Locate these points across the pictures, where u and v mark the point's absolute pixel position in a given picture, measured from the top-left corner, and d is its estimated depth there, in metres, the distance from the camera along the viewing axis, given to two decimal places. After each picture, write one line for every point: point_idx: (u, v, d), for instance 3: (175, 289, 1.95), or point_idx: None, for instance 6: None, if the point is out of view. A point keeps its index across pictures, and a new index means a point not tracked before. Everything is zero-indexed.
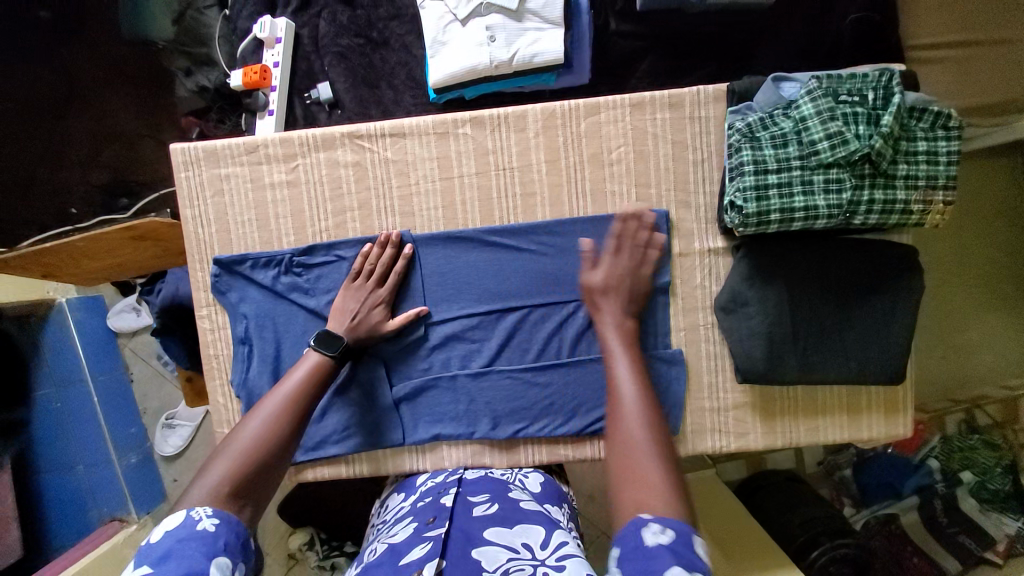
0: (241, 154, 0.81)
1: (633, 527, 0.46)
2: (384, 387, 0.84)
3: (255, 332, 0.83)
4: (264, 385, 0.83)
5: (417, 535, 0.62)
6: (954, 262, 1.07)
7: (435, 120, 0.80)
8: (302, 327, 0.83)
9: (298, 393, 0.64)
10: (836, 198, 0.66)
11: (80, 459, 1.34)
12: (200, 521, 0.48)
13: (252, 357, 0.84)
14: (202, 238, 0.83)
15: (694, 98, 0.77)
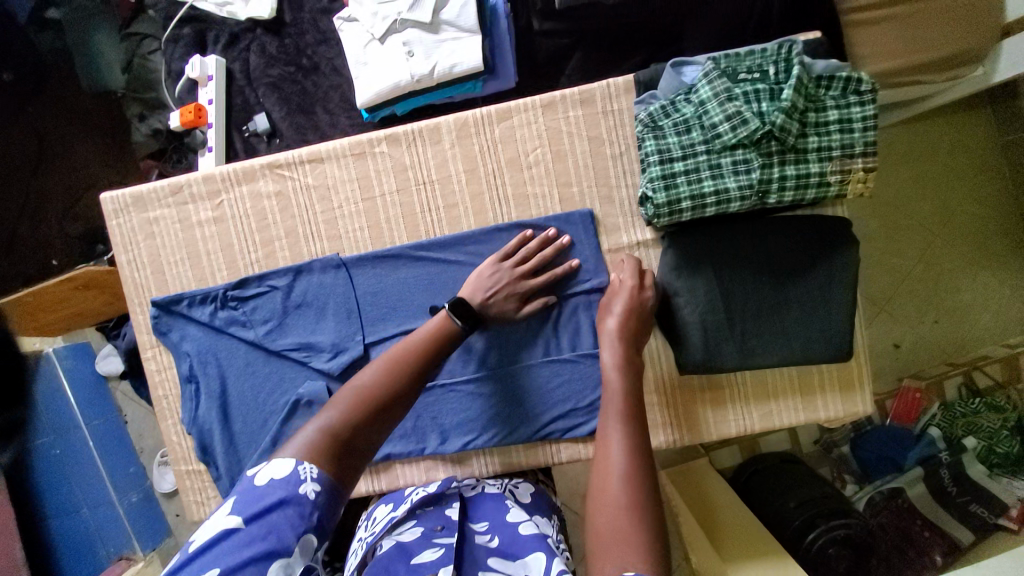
0: (167, 196, 0.83)
1: None
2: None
3: (199, 369, 0.84)
4: (215, 420, 0.84)
5: (424, 539, 0.64)
6: (963, 222, 1.28)
7: (351, 142, 0.80)
8: (245, 359, 0.84)
9: (417, 349, 0.65)
10: (746, 178, 0.65)
11: (84, 502, 1.35)
12: (304, 484, 0.48)
13: (200, 394, 0.85)
14: (139, 282, 0.84)
15: (604, 91, 0.76)
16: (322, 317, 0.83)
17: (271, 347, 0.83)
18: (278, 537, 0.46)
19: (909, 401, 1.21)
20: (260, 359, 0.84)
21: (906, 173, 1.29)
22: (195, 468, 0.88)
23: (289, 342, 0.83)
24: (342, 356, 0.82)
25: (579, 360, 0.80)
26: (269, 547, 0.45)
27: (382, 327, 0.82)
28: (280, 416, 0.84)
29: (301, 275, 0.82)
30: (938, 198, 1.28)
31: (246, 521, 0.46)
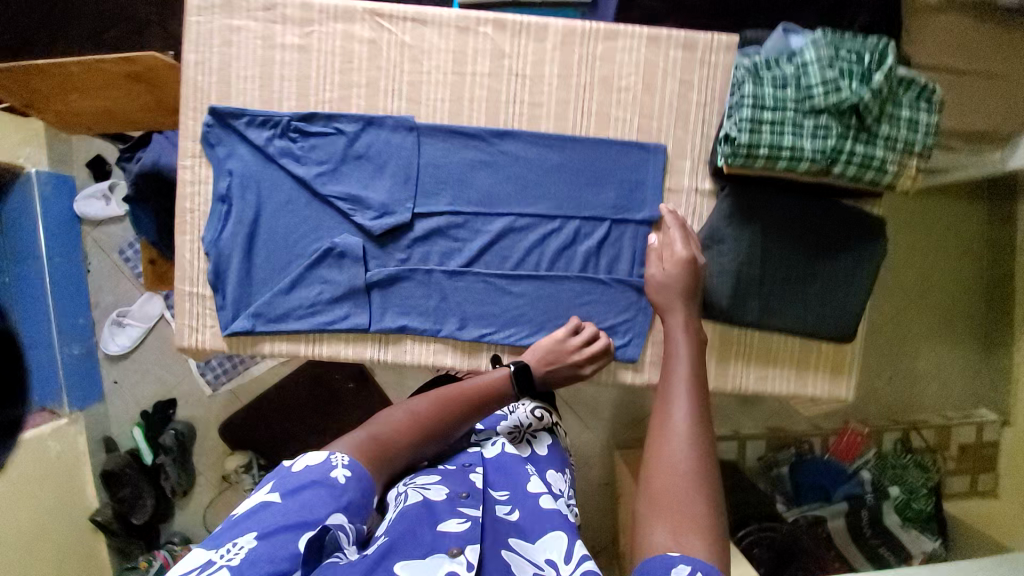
0: (258, 9, 0.80)
1: (661, 561, 0.48)
2: (353, 270, 0.83)
3: (236, 190, 0.82)
4: (236, 247, 0.82)
5: (450, 504, 0.61)
6: (936, 297, 1.35)
7: (459, 15, 0.81)
8: (287, 194, 0.82)
9: (464, 393, 0.74)
10: (822, 143, 0.70)
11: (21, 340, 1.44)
12: (336, 467, 0.59)
13: (229, 216, 0.82)
14: (201, 87, 0.82)
15: (707, 41, 0.81)
16: (376, 175, 0.82)
17: (317, 190, 0.82)
18: (311, 506, 0.54)
19: (849, 442, 1.30)
20: (300, 199, 0.83)
21: (905, 243, 1.34)
22: (198, 292, 0.85)
23: (336, 189, 0.82)
24: (386, 217, 0.82)
25: (609, 284, 0.83)
26: (299, 518, 0.53)
27: (432, 201, 0.83)
28: (307, 259, 0.83)
29: (370, 127, 0.82)
30: (923, 269, 1.35)
31: (283, 496, 0.55)
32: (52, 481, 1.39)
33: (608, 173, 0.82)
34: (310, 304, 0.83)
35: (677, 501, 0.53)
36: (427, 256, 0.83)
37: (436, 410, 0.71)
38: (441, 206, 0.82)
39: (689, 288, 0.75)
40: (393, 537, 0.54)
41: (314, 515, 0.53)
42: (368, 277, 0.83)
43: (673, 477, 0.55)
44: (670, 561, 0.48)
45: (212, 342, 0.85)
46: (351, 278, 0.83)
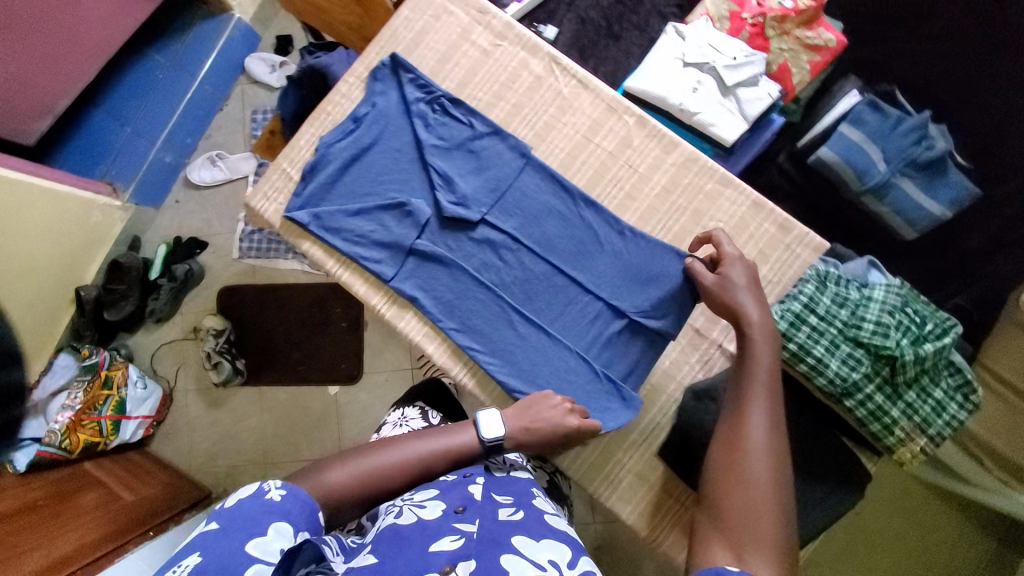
0: (473, 9, 0.95)
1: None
2: (407, 230, 0.91)
3: (367, 118, 0.94)
4: (337, 157, 0.94)
5: (445, 520, 0.70)
6: None
7: (615, 97, 0.90)
8: (401, 145, 0.94)
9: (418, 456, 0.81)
10: (847, 371, 0.75)
11: (131, 125, 1.73)
12: (271, 491, 0.68)
13: (350, 134, 0.94)
14: (397, 36, 0.96)
15: (799, 235, 0.87)
16: (475, 172, 0.92)
17: (425, 154, 0.92)
18: (250, 522, 0.64)
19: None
20: (408, 153, 0.94)
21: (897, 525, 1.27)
22: (288, 172, 0.96)
23: (439, 164, 0.92)
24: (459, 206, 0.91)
25: (597, 376, 0.86)
26: (245, 530, 0.64)
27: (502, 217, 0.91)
28: (382, 201, 0.93)
29: (494, 135, 0.92)
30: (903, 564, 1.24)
31: (223, 524, 0.64)
32: (75, 240, 1.69)
33: (638, 274, 0.87)
34: (358, 233, 0.93)
35: (744, 524, 0.62)
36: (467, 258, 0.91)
37: (397, 466, 0.80)
38: (506, 226, 0.91)
39: (746, 287, 0.76)
40: (386, 561, 0.63)
41: (257, 532, 0.64)
42: (413, 242, 0.91)
43: (742, 500, 0.63)
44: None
45: (271, 215, 0.95)
46: (401, 235, 0.92)
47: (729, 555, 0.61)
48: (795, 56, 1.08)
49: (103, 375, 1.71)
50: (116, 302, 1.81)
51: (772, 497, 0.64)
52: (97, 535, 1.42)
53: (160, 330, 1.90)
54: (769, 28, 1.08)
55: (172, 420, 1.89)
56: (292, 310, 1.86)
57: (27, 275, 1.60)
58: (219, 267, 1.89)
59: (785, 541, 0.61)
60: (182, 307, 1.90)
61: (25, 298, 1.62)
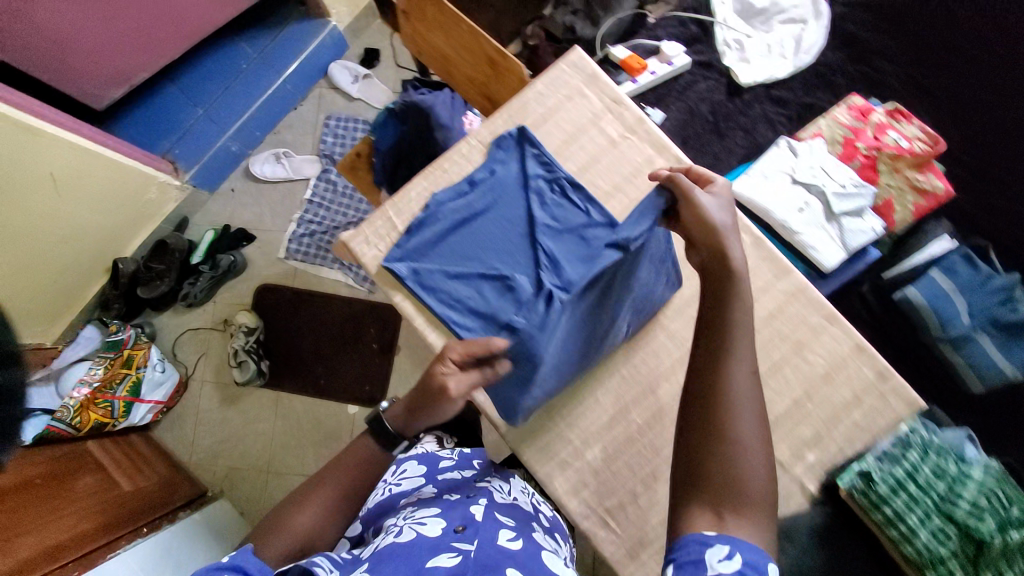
0: (607, 98, 0.96)
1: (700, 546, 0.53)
2: (505, 301, 0.87)
3: (482, 185, 0.93)
4: (446, 219, 0.93)
5: (444, 537, 0.75)
6: None
7: (735, 213, 0.90)
8: (513, 216, 0.92)
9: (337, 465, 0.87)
10: (941, 549, 0.71)
11: (205, 109, 1.72)
12: (236, 551, 0.68)
13: (463, 196, 0.93)
14: (527, 108, 0.96)
15: (895, 385, 0.86)
16: (585, 251, 0.86)
17: (536, 227, 0.89)
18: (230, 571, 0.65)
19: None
20: (518, 224, 0.91)
21: None
22: (393, 220, 0.96)
23: (550, 241, 0.88)
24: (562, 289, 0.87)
25: None
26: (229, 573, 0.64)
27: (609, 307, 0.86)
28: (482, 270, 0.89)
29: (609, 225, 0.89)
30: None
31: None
32: (125, 213, 1.66)
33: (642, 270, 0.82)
34: (454, 297, 0.89)
35: (733, 477, 0.56)
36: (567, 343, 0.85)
37: (329, 488, 0.85)
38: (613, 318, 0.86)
39: (730, 225, 0.65)
40: (390, 562, 0.69)
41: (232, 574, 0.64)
42: (509, 316, 0.86)
43: (730, 451, 0.57)
44: (705, 541, 0.53)
45: (369, 260, 0.94)
46: (497, 306, 0.87)
47: (712, 512, 0.55)
48: (901, 194, 1.10)
49: (125, 353, 1.65)
50: (152, 281, 1.76)
51: (758, 435, 0.58)
52: (88, 527, 1.32)
53: (187, 314, 1.85)
54: (882, 163, 1.11)
55: (182, 408, 1.82)
56: (326, 321, 1.82)
57: (66, 241, 1.54)
58: (262, 264, 1.86)
59: (769, 499, 0.56)
60: (217, 297, 1.86)
61: (60, 262, 1.57)
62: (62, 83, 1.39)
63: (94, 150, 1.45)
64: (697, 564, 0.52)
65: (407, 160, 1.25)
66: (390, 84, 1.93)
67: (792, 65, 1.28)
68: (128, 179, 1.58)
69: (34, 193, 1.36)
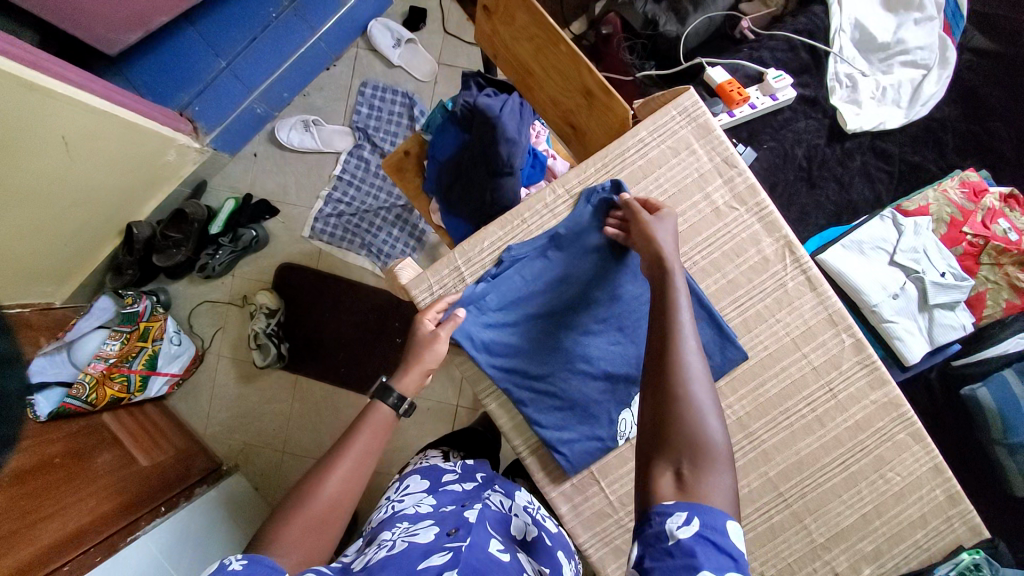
0: (720, 157, 0.84)
1: (658, 517, 0.52)
2: (568, 366, 0.85)
3: (560, 243, 0.86)
4: (519, 277, 0.85)
5: (437, 541, 0.77)
6: None
7: (840, 310, 0.83)
8: (591, 278, 0.85)
9: (359, 445, 0.72)
10: None
11: (226, 61, 1.48)
12: (231, 564, 0.56)
13: (541, 251, 0.86)
14: (625, 160, 0.86)
15: (965, 511, 0.84)
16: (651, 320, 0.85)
17: (609, 295, 0.85)
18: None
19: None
20: (592, 289, 0.85)
21: None
22: (460, 270, 0.91)
23: (620, 307, 0.85)
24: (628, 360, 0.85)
25: None
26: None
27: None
28: (549, 330, 0.85)
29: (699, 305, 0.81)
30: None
31: None
32: (137, 173, 1.48)
33: None
34: (522, 368, 0.85)
35: (680, 441, 0.56)
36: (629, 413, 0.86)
37: (347, 479, 0.69)
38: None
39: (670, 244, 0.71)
40: (383, 564, 0.70)
41: None
42: (571, 383, 0.85)
43: (690, 423, 0.57)
44: (664, 510, 0.52)
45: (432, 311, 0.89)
46: (560, 370, 0.85)
47: (671, 475, 0.55)
48: (995, 289, 1.01)
49: (142, 327, 1.54)
50: (168, 249, 1.65)
51: (714, 407, 0.58)
52: (107, 509, 1.26)
53: (205, 286, 1.76)
54: (985, 254, 1.01)
55: (196, 380, 1.77)
56: (350, 309, 1.74)
57: (78, 205, 1.38)
58: (286, 240, 1.75)
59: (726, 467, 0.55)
60: (236, 270, 1.76)
61: (71, 227, 1.41)
62: (70, 27, 1.16)
63: (93, 105, 1.25)
64: (659, 537, 0.51)
65: (466, 176, 1.12)
66: (436, 53, 1.71)
67: (907, 114, 1.16)
68: (140, 140, 1.40)
69: (42, 156, 1.19)
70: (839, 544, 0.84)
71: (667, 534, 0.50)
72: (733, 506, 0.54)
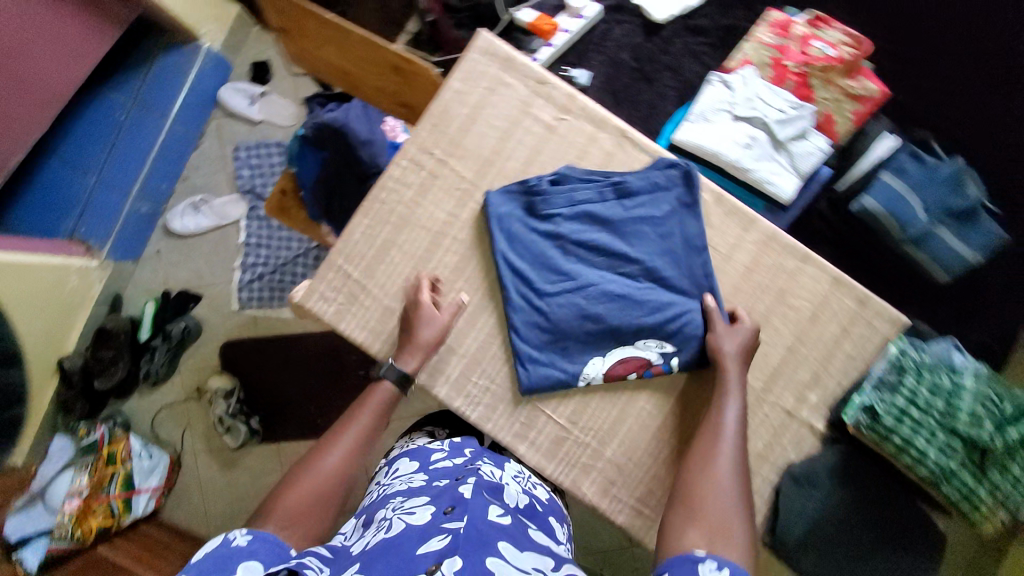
0: (531, 80, 0.88)
1: (687, 561, 0.61)
2: (533, 313, 0.85)
3: (540, 200, 0.85)
4: (499, 231, 0.85)
5: (433, 523, 0.74)
6: None
7: (688, 173, 0.88)
8: (570, 226, 0.86)
9: (354, 428, 0.80)
10: (944, 461, 0.74)
11: (96, 174, 1.51)
12: (236, 539, 0.63)
13: (521, 205, 0.86)
14: (450, 112, 0.87)
15: (878, 306, 0.85)
16: (630, 264, 0.85)
17: (576, 237, 0.85)
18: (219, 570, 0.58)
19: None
20: (567, 243, 0.86)
21: None
22: (346, 269, 0.87)
23: (598, 250, 0.85)
24: (603, 302, 0.84)
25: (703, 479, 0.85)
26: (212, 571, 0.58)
27: (654, 347, 0.84)
28: (515, 279, 0.85)
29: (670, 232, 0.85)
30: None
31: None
32: (49, 310, 1.49)
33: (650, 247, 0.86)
34: None
35: (713, 513, 0.67)
36: (601, 358, 0.85)
37: (343, 456, 0.77)
38: (654, 362, 0.84)
39: (736, 361, 0.80)
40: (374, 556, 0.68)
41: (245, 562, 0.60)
42: (539, 335, 0.85)
43: (718, 501, 0.68)
44: (696, 559, 0.60)
45: (331, 317, 0.87)
46: (524, 317, 0.85)
47: (698, 536, 0.65)
48: (839, 105, 1.06)
49: (106, 452, 1.56)
50: (106, 369, 1.62)
51: (739, 495, 0.69)
52: None
53: (156, 393, 1.74)
54: (815, 78, 1.07)
55: (181, 487, 1.72)
56: (303, 362, 1.74)
57: None
58: (217, 321, 1.74)
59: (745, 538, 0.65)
60: (180, 367, 1.75)
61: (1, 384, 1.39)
62: None
63: None
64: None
65: (340, 190, 1.15)
66: (290, 97, 1.74)
67: None
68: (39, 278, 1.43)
69: None
70: (778, 382, 0.85)
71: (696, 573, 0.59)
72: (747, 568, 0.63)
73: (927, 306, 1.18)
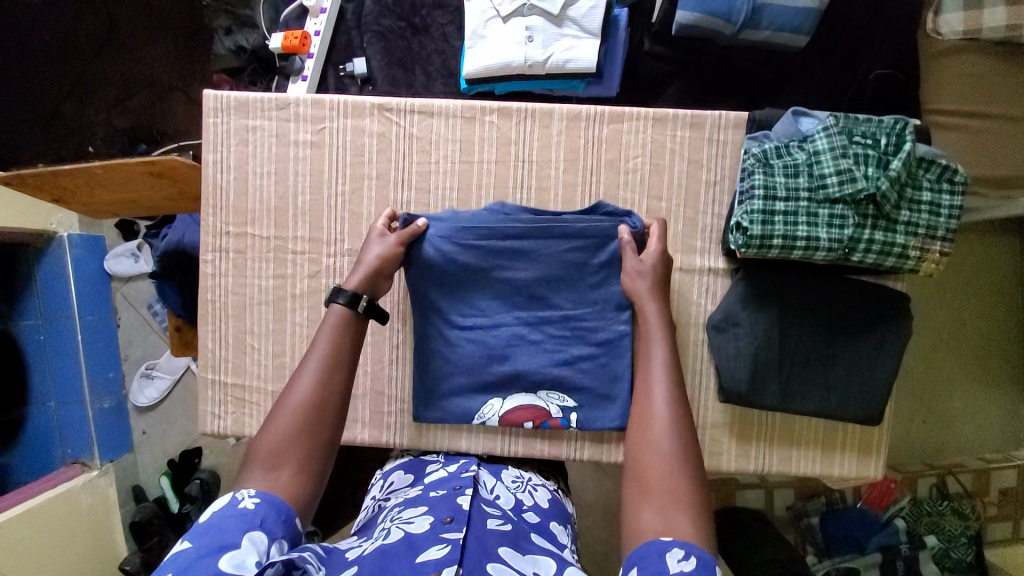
0: (272, 109, 0.84)
1: (657, 553, 0.50)
2: (442, 318, 0.81)
3: (473, 229, 0.78)
4: (435, 261, 0.79)
5: (433, 532, 0.61)
6: (997, 339, 1.41)
7: (465, 105, 0.83)
8: (495, 257, 0.79)
9: (332, 352, 0.66)
10: (838, 233, 0.68)
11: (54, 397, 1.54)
12: (242, 501, 0.54)
13: (447, 224, 0.78)
14: (221, 184, 0.84)
15: (715, 121, 0.80)
16: (554, 270, 0.79)
17: (512, 263, 0.79)
18: (220, 539, 0.50)
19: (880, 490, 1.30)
20: (513, 274, 0.79)
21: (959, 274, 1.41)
22: (219, 379, 0.86)
23: (524, 287, 0.80)
24: (524, 336, 0.80)
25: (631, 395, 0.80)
26: (217, 544, 0.49)
27: (556, 401, 0.82)
28: (435, 300, 0.81)
29: (606, 240, 0.77)
30: (970, 303, 1.41)
31: (192, 538, 0.50)
32: (81, 535, 1.43)
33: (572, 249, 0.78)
34: None
35: (663, 483, 0.56)
36: (499, 399, 0.82)
37: (320, 386, 0.63)
38: (552, 415, 0.82)
39: (648, 293, 0.72)
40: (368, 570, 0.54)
41: (223, 547, 0.49)
42: (466, 375, 0.82)
43: (663, 466, 0.57)
44: (662, 547, 0.50)
45: (233, 428, 0.86)
46: (456, 326, 0.81)
47: (654, 516, 0.54)
48: None
49: None
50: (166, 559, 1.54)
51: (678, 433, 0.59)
52: None
53: None
54: None
55: None
56: None
57: None
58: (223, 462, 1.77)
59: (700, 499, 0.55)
60: None
61: None
62: None
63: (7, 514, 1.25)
64: (660, 573, 0.48)
65: None
66: None
67: None
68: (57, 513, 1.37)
69: None
70: None
71: (666, 566, 0.49)
72: (702, 538, 0.52)
73: (808, 67, 1.05)
